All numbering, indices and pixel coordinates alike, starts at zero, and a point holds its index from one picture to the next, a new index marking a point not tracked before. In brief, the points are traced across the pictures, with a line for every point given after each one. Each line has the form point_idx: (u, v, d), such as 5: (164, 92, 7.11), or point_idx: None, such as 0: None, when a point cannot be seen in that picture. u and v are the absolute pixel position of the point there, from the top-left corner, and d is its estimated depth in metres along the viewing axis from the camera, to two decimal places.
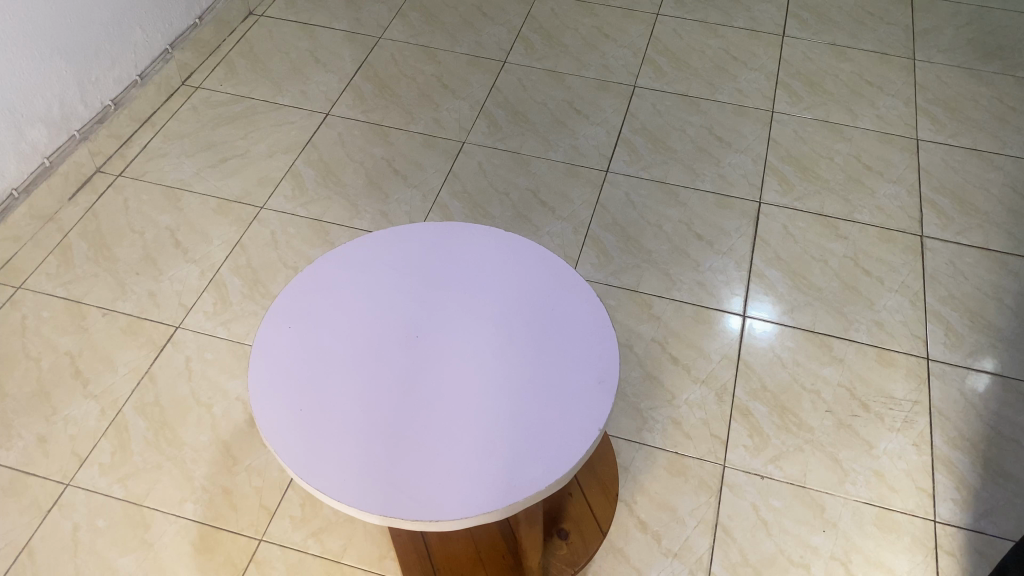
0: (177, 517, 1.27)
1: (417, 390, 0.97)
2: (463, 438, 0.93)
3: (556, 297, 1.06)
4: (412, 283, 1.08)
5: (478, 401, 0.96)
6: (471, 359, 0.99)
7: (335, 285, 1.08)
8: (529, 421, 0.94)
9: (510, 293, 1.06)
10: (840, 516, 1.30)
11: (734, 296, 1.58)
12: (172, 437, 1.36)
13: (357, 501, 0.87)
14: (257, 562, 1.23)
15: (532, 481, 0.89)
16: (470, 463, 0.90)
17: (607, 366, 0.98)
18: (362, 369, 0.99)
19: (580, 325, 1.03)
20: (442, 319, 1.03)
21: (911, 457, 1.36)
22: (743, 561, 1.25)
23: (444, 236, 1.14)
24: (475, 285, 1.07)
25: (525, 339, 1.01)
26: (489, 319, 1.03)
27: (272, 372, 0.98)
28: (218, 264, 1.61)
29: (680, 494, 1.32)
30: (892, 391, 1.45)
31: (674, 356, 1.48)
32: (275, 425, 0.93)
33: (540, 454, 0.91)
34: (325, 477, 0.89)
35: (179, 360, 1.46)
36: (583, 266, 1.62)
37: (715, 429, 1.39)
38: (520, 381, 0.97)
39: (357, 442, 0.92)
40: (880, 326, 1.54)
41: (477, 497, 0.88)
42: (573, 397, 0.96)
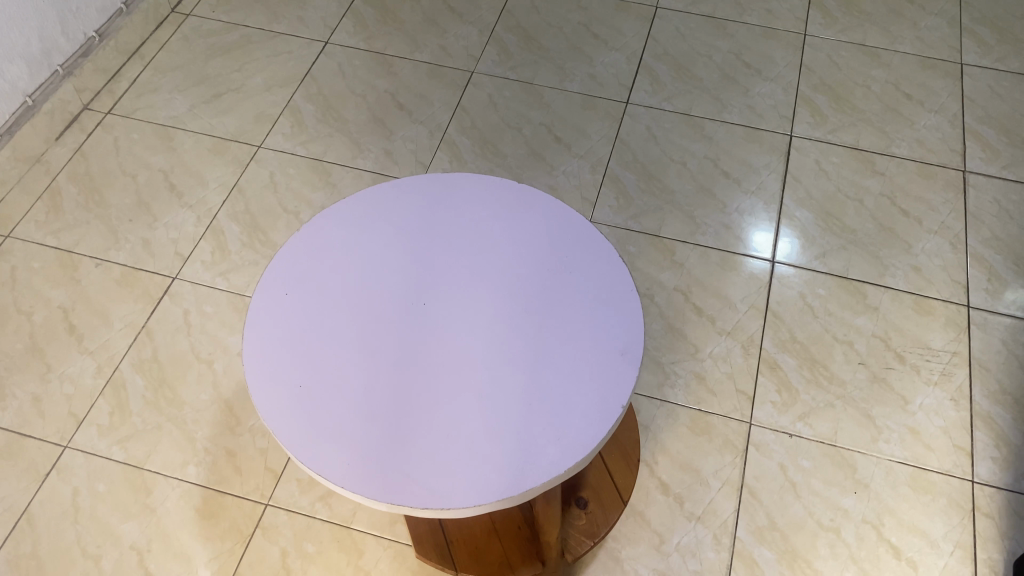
0: (179, 482, 1.22)
1: (424, 364, 0.89)
2: (474, 417, 0.85)
3: (572, 257, 0.97)
4: (415, 244, 0.99)
5: (488, 374, 0.88)
6: (480, 328, 0.92)
7: (332, 246, 0.99)
8: (544, 399, 0.87)
9: (523, 254, 0.97)
10: (873, 476, 1.24)
11: (761, 231, 1.50)
12: (172, 396, 1.30)
13: (361, 489, 0.81)
14: (264, 528, 1.18)
15: (551, 464, 0.82)
16: (482, 446, 0.84)
17: (629, 335, 0.90)
18: (365, 341, 0.91)
19: (600, 288, 0.94)
20: (448, 284, 0.95)
21: (948, 412, 1.29)
22: (770, 525, 1.19)
23: (449, 188, 1.05)
24: (482, 244, 0.99)
25: (538, 305, 0.93)
26: (499, 283, 0.95)
27: (266, 347, 0.91)
28: (215, 209, 1.53)
29: (704, 454, 1.25)
30: (929, 342, 1.37)
31: (699, 307, 1.40)
32: (271, 407, 0.86)
33: (558, 435, 0.84)
34: (325, 462, 0.83)
35: (176, 313, 1.39)
36: (602, 209, 1.53)
37: (741, 384, 1.32)
38: (535, 353, 0.90)
39: (360, 422, 0.85)
40: (918, 271, 1.45)
41: (491, 483, 0.81)
42: (593, 371, 0.88)
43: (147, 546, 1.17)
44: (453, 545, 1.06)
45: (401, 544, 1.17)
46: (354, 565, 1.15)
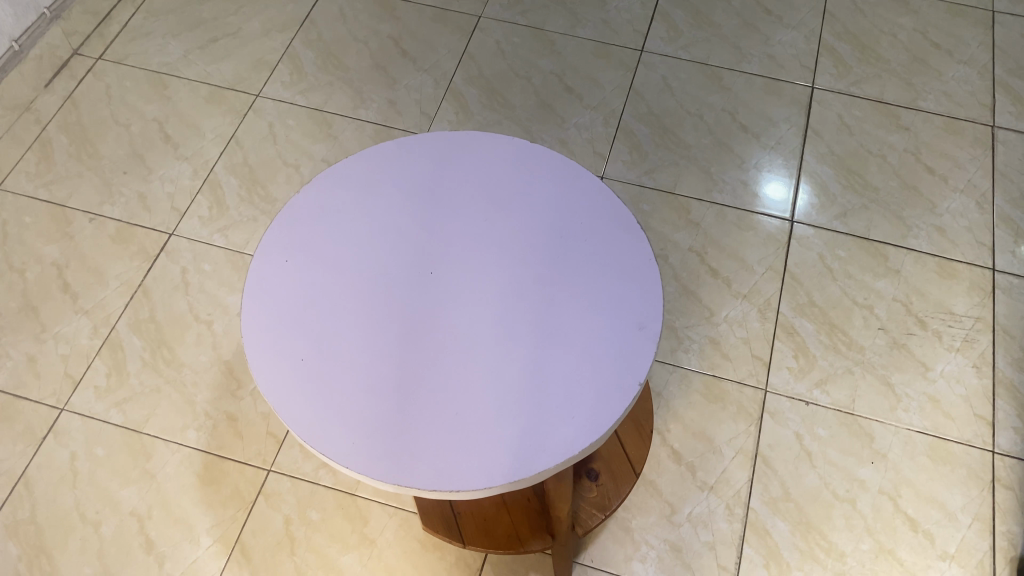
0: (179, 447, 1.19)
1: (431, 338, 0.85)
2: (485, 395, 0.81)
3: (587, 223, 0.92)
4: (422, 207, 0.94)
5: (499, 349, 0.84)
6: (491, 299, 0.87)
7: (334, 210, 0.94)
8: (558, 375, 0.82)
9: (535, 219, 0.92)
10: (890, 446, 1.20)
11: (774, 182, 1.45)
12: (170, 357, 1.27)
13: (366, 470, 0.77)
14: (266, 494, 1.16)
15: (566, 445, 0.78)
16: (494, 424, 0.80)
17: (648, 308, 0.86)
18: (369, 312, 0.87)
19: (618, 257, 0.89)
20: (456, 251, 0.90)
21: (970, 380, 1.25)
22: (785, 496, 1.16)
23: (457, 148, 0.99)
24: (492, 209, 0.93)
25: (551, 276, 0.88)
26: (510, 251, 0.90)
27: (266, 317, 0.86)
28: (212, 161, 1.47)
29: (718, 422, 1.22)
30: (952, 307, 1.32)
31: (714, 268, 1.35)
32: (272, 381, 0.82)
33: (572, 414, 0.80)
34: (329, 441, 0.79)
35: (174, 271, 1.34)
36: (615, 164, 1.47)
37: (757, 350, 1.28)
38: (549, 327, 0.85)
39: (365, 399, 0.81)
40: (942, 233, 1.40)
41: (501, 464, 0.77)
42: (609, 346, 0.84)
43: (147, 512, 1.14)
44: (461, 518, 1.02)
45: (407, 512, 1.15)
46: (360, 533, 1.13)
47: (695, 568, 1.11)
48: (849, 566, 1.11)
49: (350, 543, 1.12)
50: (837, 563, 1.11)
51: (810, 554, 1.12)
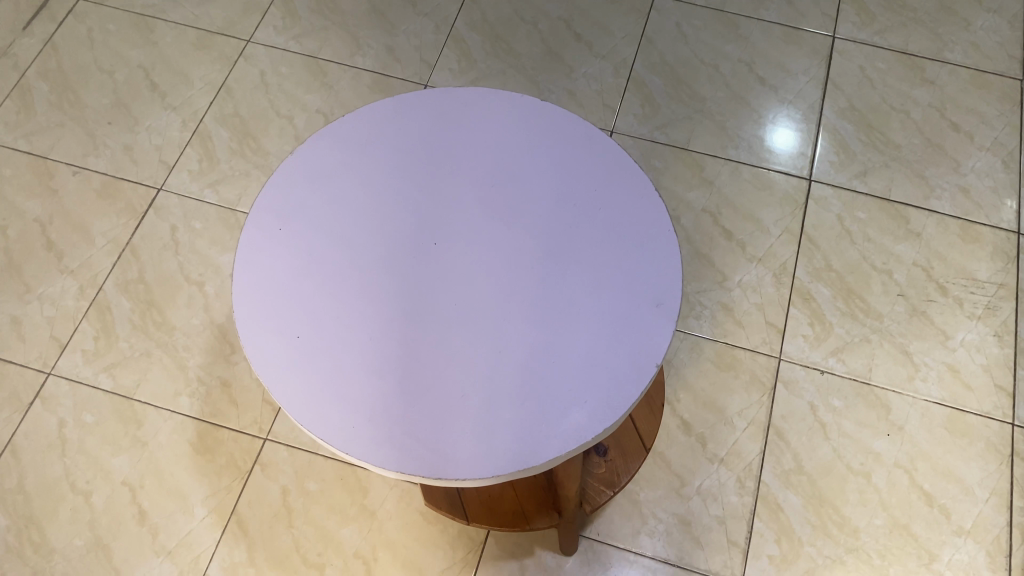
0: (171, 414, 1.15)
1: (434, 313, 0.80)
2: (492, 376, 0.77)
3: (600, 189, 0.86)
4: (424, 170, 0.88)
5: (506, 326, 0.79)
6: (498, 272, 0.82)
7: (331, 173, 0.88)
8: (568, 355, 0.77)
9: (545, 185, 0.86)
10: (907, 418, 1.16)
11: (784, 130, 1.39)
12: (160, 320, 1.21)
13: (366, 455, 0.73)
14: (263, 464, 1.12)
15: (577, 431, 0.74)
16: (501, 407, 0.75)
17: (664, 283, 0.80)
18: (368, 285, 0.81)
19: (633, 227, 0.84)
20: (461, 219, 0.84)
21: (991, 350, 1.21)
22: (798, 469, 1.13)
23: (462, 105, 0.92)
24: (499, 173, 0.87)
25: (561, 247, 0.83)
26: (518, 220, 0.84)
27: (259, 291, 0.81)
28: (201, 112, 1.39)
29: (730, 392, 1.18)
30: (975, 272, 1.27)
31: (728, 230, 1.30)
32: (266, 360, 0.77)
33: (584, 397, 0.75)
34: (327, 425, 0.74)
35: (163, 229, 1.28)
36: (625, 118, 1.40)
37: (771, 317, 1.23)
38: (558, 303, 0.80)
39: (364, 380, 0.76)
40: (966, 194, 1.34)
41: (510, 451, 0.73)
42: (624, 324, 0.79)
43: (139, 481, 1.11)
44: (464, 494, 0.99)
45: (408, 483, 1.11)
46: (359, 504, 1.10)
47: (704, 542, 1.09)
48: (862, 541, 1.08)
49: (350, 515, 1.09)
50: (850, 539, 1.09)
51: (823, 529, 1.09)
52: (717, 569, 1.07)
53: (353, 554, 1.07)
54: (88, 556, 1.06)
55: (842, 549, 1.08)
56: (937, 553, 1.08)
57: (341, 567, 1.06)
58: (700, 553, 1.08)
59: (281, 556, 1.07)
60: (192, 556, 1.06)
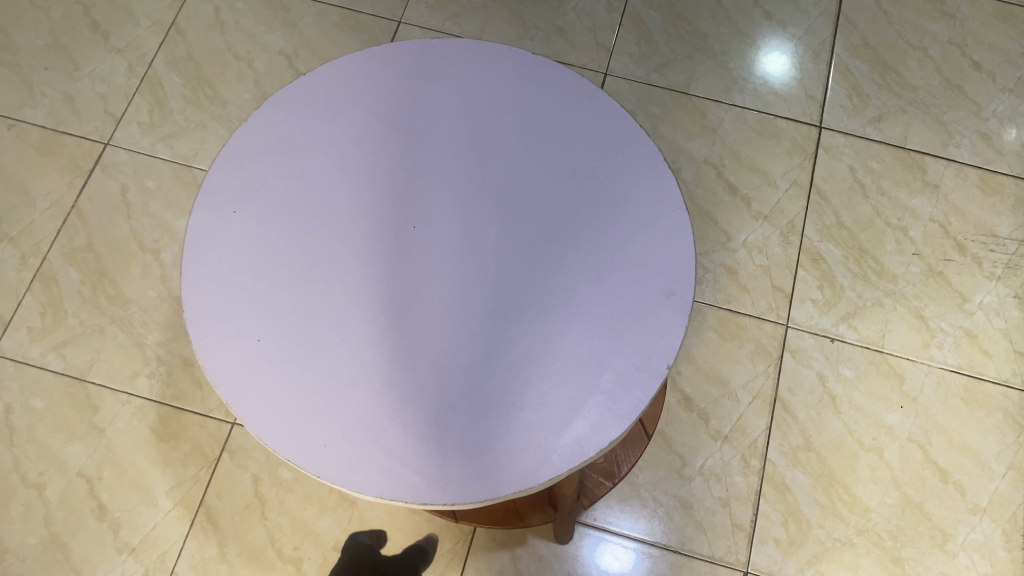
0: (130, 397, 1.05)
1: (415, 309, 0.70)
2: (482, 382, 0.67)
3: (601, 160, 0.75)
4: (399, 139, 0.77)
5: (497, 323, 0.69)
6: (486, 259, 0.71)
7: (293, 143, 0.77)
8: (569, 356, 0.68)
9: (538, 155, 0.75)
10: (922, 388, 1.09)
11: (776, 51, 1.30)
12: (113, 293, 1.11)
13: (340, 477, 0.64)
14: (232, 451, 1.03)
15: (580, 445, 0.65)
16: (492, 419, 0.66)
17: (675, 269, 0.70)
18: (339, 276, 0.71)
19: (639, 204, 0.73)
20: (442, 197, 0.74)
21: (1011, 312, 1.13)
22: (806, 446, 1.06)
23: (441, 60, 0.80)
24: (486, 141, 0.76)
25: (558, 229, 0.72)
26: (508, 197, 0.74)
27: (214, 287, 0.71)
28: (149, 54, 1.26)
29: (733, 363, 1.10)
30: (995, 227, 1.18)
31: (732, 184, 1.20)
32: (223, 368, 0.68)
33: (587, 405, 0.66)
34: (294, 443, 0.65)
35: (112, 190, 1.17)
36: (620, 59, 1.28)
37: (778, 280, 1.15)
38: (556, 294, 0.70)
39: (335, 390, 0.67)
40: (987, 140, 1.24)
41: (504, 471, 0.64)
42: (630, 318, 0.69)
43: (97, 472, 1.02)
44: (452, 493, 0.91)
45: None
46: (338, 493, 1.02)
47: (707, 527, 1.02)
48: (874, 522, 1.02)
49: (327, 505, 1.01)
50: (861, 520, 1.02)
51: (832, 509, 1.03)
52: (721, 555, 1.01)
53: (333, 548, 0.99)
54: (44, 555, 0.98)
55: (852, 531, 1.02)
56: (952, 534, 1.02)
57: (320, 562, 0.99)
58: (703, 538, 1.02)
59: (255, 551, 0.99)
60: (158, 553, 0.98)
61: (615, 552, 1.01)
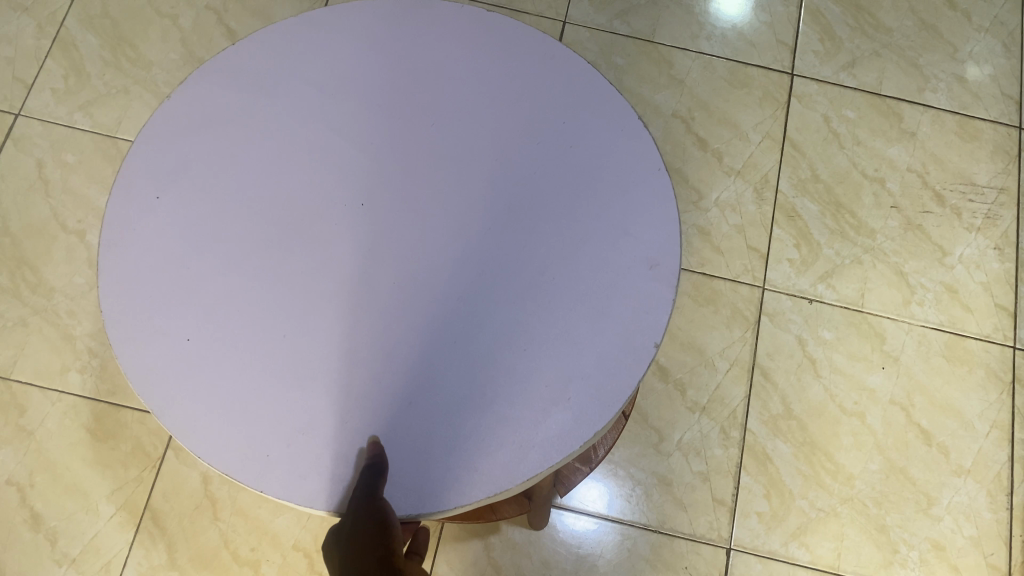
0: (60, 395, 0.97)
1: (370, 297, 0.62)
2: (449, 374, 0.60)
3: (568, 123, 0.67)
4: (342, 108, 0.68)
5: (464, 308, 0.62)
6: (445, 238, 0.64)
7: (223, 118, 0.68)
8: (543, 339, 0.60)
9: (498, 120, 0.67)
10: (903, 347, 1.05)
11: None
12: (35, 280, 1.01)
13: (292, 490, 0.56)
14: (176, 448, 0.95)
15: (563, 437, 0.57)
16: (464, 415, 0.58)
17: (656, 239, 0.63)
18: (282, 264, 0.63)
19: (613, 171, 0.66)
20: (396, 172, 0.66)
21: (992, 264, 1.09)
22: (786, 414, 1.02)
23: (383, 22, 0.72)
24: (439, 106, 0.68)
25: (525, 200, 0.65)
26: (467, 169, 0.66)
27: (137, 283, 0.62)
28: (61, 13, 1.16)
29: (709, 329, 1.05)
30: (973, 176, 1.13)
31: (702, 138, 1.14)
32: (152, 375, 0.59)
33: (569, 391, 0.59)
34: (234, 455, 0.57)
35: (27, 166, 1.07)
36: (578, 6, 1.21)
37: (753, 240, 1.09)
38: (525, 273, 0.62)
39: (280, 391, 0.59)
40: (964, 83, 1.18)
41: (480, 470, 0.57)
42: (610, 294, 0.62)
43: (28, 479, 0.94)
44: None
45: None
46: None
47: (687, 504, 0.98)
48: (857, 489, 0.99)
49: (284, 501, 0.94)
50: (844, 488, 0.99)
51: (815, 478, 0.99)
52: (702, 533, 0.97)
53: (292, 547, 0.92)
54: None
55: (835, 500, 0.98)
56: (936, 497, 0.98)
57: (279, 563, 0.92)
58: (684, 515, 0.97)
59: (207, 555, 0.92)
60: (102, 563, 0.91)
61: (580, 515, 0.98)
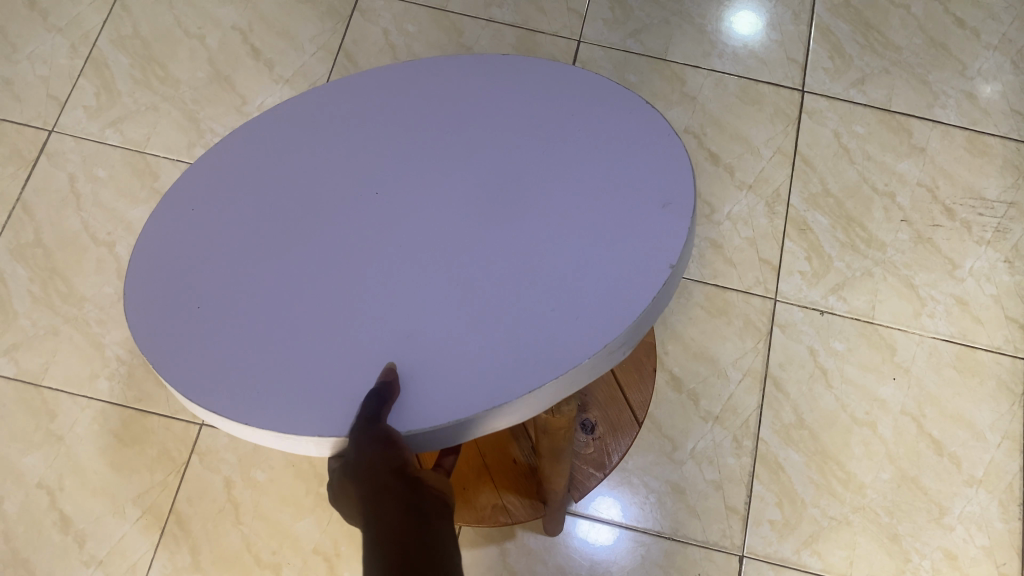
0: (89, 401, 1.00)
1: (369, 255, 0.58)
2: (449, 310, 0.55)
3: (584, 107, 0.64)
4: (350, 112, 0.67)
5: (465, 253, 0.57)
6: (455, 210, 0.59)
7: (247, 141, 0.66)
8: (554, 282, 0.55)
9: (513, 109, 0.64)
10: (914, 358, 1.06)
11: (744, 11, 1.26)
12: (66, 290, 1.05)
13: (279, 421, 0.52)
14: (200, 454, 0.98)
15: (565, 351, 0.52)
16: (463, 344, 0.53)
17: (671, 178, 0.58)
18: (282, 237, 0.60)
19: (629, 137, 0.61)
20: (400, 146, 0.64)
21: (1002, 277, 1.10)
22: (799, 423, 1.03)
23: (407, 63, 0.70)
24: (453, 106, 0.65)
25: (539, 169, 0.60)
26: (480, 150, 0.62)
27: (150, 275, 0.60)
28: (93, 33, 1.20)
29: (721, 340, 1.07)
30: (983, 190, 1.15)
31: (714, 154, 1.17)
32: (155, 347, 0.56)
33: (575, 315, 0.53)
34: (230, 407, 0.53)
35: (60, 180, 1.11)
36: (593, 25, 1.24)
37: (765, 253, 1.11)
38: (537, 230, 0.57)
39: (280, 354, 0.55)
40: (973, 100, 1.20)
41: (481, 389, 0.52)
42: (621, 223, 0.57)
43: (58, 483, 0.96)
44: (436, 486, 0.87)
45: None
46: (315, 494, 0.96)
47: (700, 512, 0.99)
48: (869, 498, 1.00)
49: (305, 506, 0.96)
50: (856, 497, 1.00)
51: (826, 487, 1.00)
52: (715, 540, 0.98)
53: (312, 550, 0.94)
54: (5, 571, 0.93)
55: (847, 509, 0.99)
56: (948, 507, 0.99)
57: (299, 566, 0.93)
58: (697, 523, 0.99)
59: (230, 558, 0.94)
60: (127, 565, 0.93)
61: (599, 529, 0.99)
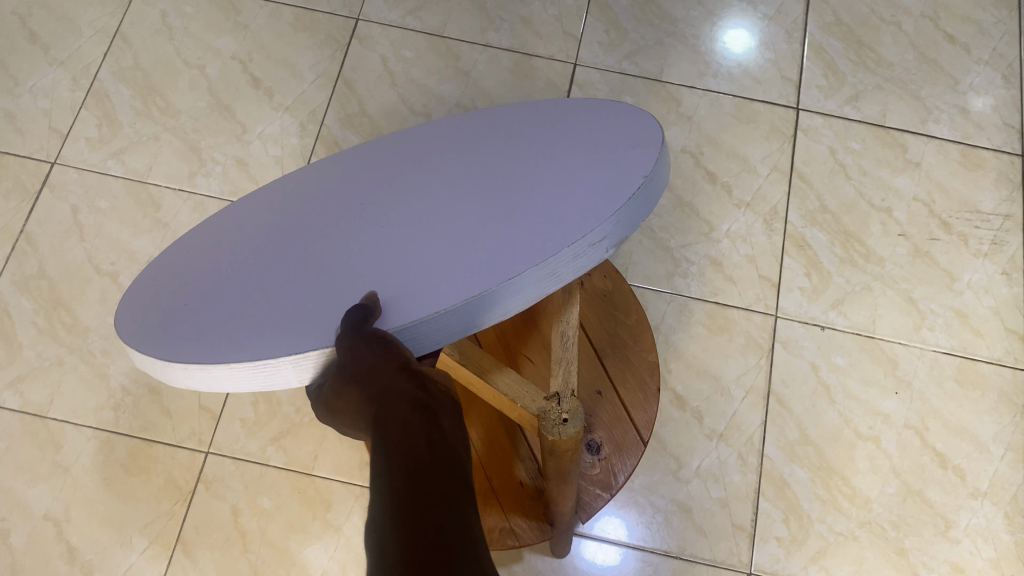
0: (95, 432, 1.00)
1: (343, 247, 0.55)
2: (426, 253, 0.51)
3: (568, 109, 0.59)
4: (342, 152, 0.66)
5: (436, 222, 0.53)
6: (434, 205, 0.55)
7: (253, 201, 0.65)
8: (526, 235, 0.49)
9: (502, 129, 0.60)
10: (915, 372, 1.07)
11: (737, 31, 1.28)
12: (70, 321, 1.05)
13: (249, 352, 0.48)
14: (207, 482, 0.98)
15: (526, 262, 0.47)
16: (427, 288, 0.49)
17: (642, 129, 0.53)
18: (267, 249, 0.57)
19: (607, 116, 0.57)
20: (388, 172, 0.60)
21: (1001, 289, 1.11)
22: (803, 439, 1.03)
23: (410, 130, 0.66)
24: (442, 141, 0.62)
25: (520, 160, 0.55)
26: (465, 159, 0.58)
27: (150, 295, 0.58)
28: (95, 65, 1.21)
29: (723, 357, 1.07)
30: (978, 203, 1.16)
31: (712, 172, 1.18)
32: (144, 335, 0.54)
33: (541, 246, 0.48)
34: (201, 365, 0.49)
35: (63, 212, 1.12)
36: (588, 47, 1.25)
37: (765, 270, 1.12)
38: (513, 201, 0.52)
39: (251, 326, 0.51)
40: (966, 114, 1.21)
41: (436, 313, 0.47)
42: (595, 154, 0.53)
43: (64, 514, 0.96)
44: None
45: None
46: (322, 520, 0.96)
47: (707, 530, 0.99)
48: (875, 513, 1.00)
49: (312, 532, 0.96)
50: (862, 512, 1.00)
51: (832, 503, 1.00)
52: (723, 558, 0.98)
53: None
54: None
55: (853, 524, 0.99)
56: (954, 520, 0.99)
57: None
58: (704, 541, 0.99)
59: None
60: None
61: (603, 549, 0.99)
